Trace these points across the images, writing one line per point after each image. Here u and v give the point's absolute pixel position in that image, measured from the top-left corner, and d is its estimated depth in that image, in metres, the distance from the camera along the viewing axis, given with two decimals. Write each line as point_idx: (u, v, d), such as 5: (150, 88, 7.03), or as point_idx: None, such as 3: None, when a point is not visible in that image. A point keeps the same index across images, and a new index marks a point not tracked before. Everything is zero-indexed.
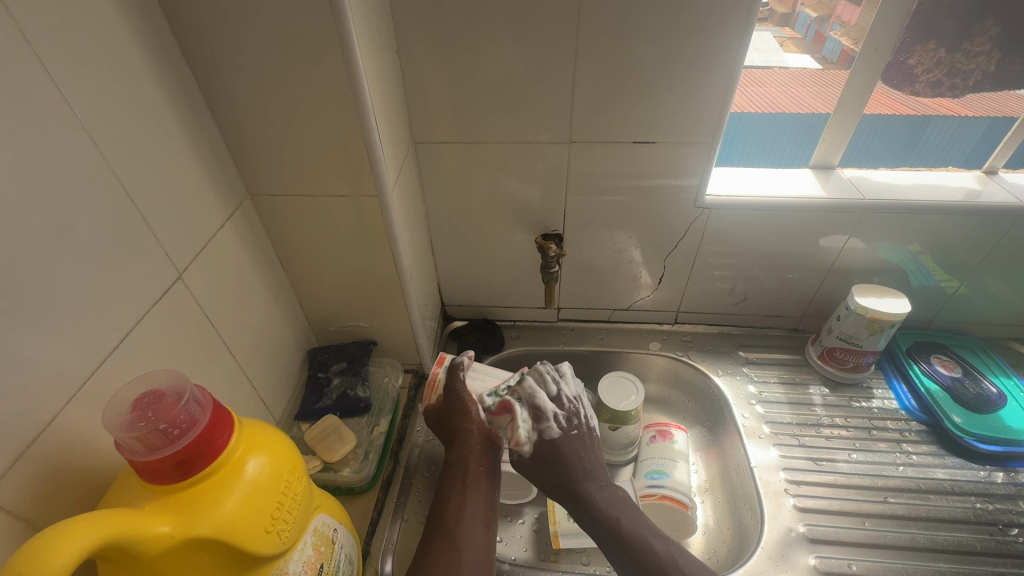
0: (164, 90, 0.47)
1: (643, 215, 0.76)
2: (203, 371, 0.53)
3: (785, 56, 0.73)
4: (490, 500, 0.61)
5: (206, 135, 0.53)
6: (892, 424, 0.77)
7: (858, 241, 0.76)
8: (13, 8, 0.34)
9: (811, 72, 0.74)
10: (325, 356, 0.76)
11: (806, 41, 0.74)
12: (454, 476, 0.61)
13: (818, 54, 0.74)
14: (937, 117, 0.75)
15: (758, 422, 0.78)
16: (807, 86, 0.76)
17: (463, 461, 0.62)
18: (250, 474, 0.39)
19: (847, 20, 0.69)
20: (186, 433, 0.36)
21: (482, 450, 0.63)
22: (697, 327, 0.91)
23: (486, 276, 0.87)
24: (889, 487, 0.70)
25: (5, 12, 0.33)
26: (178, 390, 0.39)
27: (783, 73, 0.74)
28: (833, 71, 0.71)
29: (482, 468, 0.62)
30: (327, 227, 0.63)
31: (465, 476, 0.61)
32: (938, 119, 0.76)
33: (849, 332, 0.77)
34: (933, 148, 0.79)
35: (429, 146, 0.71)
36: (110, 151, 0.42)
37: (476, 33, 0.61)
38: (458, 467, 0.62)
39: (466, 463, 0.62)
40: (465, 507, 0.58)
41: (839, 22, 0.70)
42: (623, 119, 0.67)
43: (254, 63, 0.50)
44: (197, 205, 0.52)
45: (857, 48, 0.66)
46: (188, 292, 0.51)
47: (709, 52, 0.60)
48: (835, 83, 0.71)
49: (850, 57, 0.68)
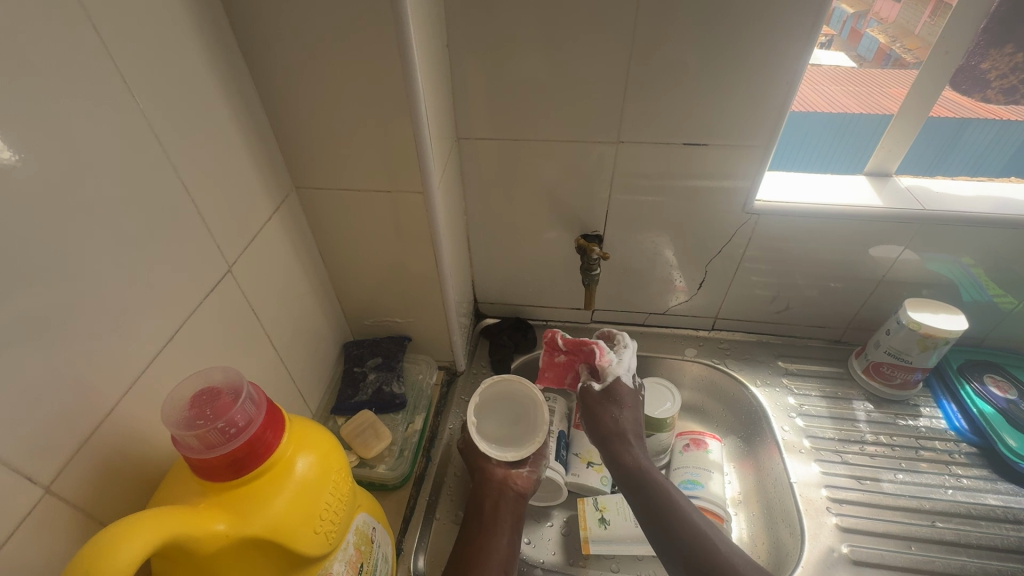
0: (221, 84, 0.47)
1: (686, 218, 0.74)
2: (246, 363, 0.53)
3: (821, 53, 0.70)
4: (511, 550, 0.60)
5: (257, 127, 0.53)
6: (941, 444, 0.74)
7: (912, 253, 0.73)
8: (90, 8, 0.34)
9: (845, 70, 0.72)
10: (360, 350, 0.75)
11: (842, 38, 0.70)
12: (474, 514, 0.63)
13: (852, 51, 0.71)
14: (976, 120, 0.69)
15: (798, 436, 0.75)
16: (840, 84, 0.72)
17: (479, 505, 0.63)
18: (300, 473, 0.39)
19: (885, 17, 0.68)
20: (242, 432, 0.36)
21: (501, 495, 0.64)
22: (735, 334, 0.89)
23: (520, 273, 0.86)
24: (936, 510, 0.67)
25: (82, 13, 0.34)
26: (234, 388, 0.38)
27: (817, 68, 0.71)
28: (870, 69, 0.71)
29: (501, 512, 0.62)
30: (370, 222, 0.63)
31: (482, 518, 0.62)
32: (976, 123, 0.69)
33: (898, 346, 0.74)
34: (967, 153, 0.73)
35: (471, 142, 0.70)
36: (171, 144, 0.42)
37: (527, 29, 0.59)
38: (474, 511, 0.63)
39: (480, 508, 0.63)
40: (483, 544, 0.60)
41: (876, 19, 0.68)
42: (674, 121, 0.64)
43: (306, 58, 0.49)
44: (249, 199, 0.52)
45: (895, 47, 0.67)
46: (236, 285, 0.51)
47: (770, 49, 0.58)
48: (875, 84, 0.70)
49: (888, 56, 0.68)
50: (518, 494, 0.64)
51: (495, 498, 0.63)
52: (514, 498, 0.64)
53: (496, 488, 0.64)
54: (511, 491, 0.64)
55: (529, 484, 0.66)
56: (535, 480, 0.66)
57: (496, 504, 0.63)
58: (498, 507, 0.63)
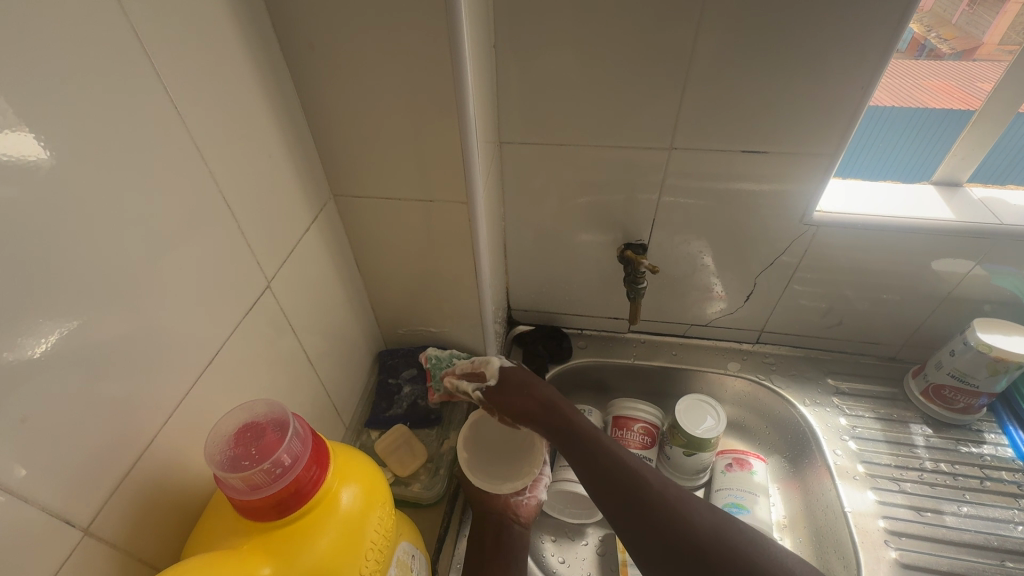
0: (263, 92, 0.45)
1: (738, 228, 0.70)
2: (283, 380, 0.51)
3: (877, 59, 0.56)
4: None
5: (297, 134, 0.50)
6: (1008, 475, 0.69)
7: (983, 270, 0.68)
8: (132, 18, 0.32)
9: None
10: (394, 360, 0.73)
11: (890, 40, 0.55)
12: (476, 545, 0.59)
13: None
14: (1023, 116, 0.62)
15: (852, 461, 0.71)
16: None
17: (481, 535, 0.59)
18: (344, 509, 0.36)
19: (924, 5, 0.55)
20: (287, 472, 0.34)
21: (504, 525, 0.59)
22: (781, 348, 0.85)
23: (557, 281, 0.83)
24: (1005, 548, 0.63)
25: (124, 23, 0.31)
26: (279, 422, 0.36)
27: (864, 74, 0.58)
28: (901, 60, 0.60)
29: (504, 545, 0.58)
30: (409, 230, 0.60)
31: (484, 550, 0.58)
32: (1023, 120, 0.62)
33: (964, 369, 0.69)
34: (1016, 151, 0.66)
35: (513, 147, 0.67)
36: (212, 158, 0.40)
37: (580, 29, 0.55)
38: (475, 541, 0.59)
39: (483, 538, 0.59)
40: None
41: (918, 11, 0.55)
42: (732, 127, 0.60)
43: (350, 62, 0.47)
44: (288, 210, 0.50)
45: (932, 36, 0.59)
46: (274, 301, 0.49)
47: (844, 52, 0.53)
48: (902, 75, 0.62)
49: (923, 47, 0.60)
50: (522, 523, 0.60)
51: (497, 529, 0.59)
52: (518, 529, 0.60)
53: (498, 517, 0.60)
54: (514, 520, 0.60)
55: (530, 512, 0.61)
56: (535, 507, 0.61)
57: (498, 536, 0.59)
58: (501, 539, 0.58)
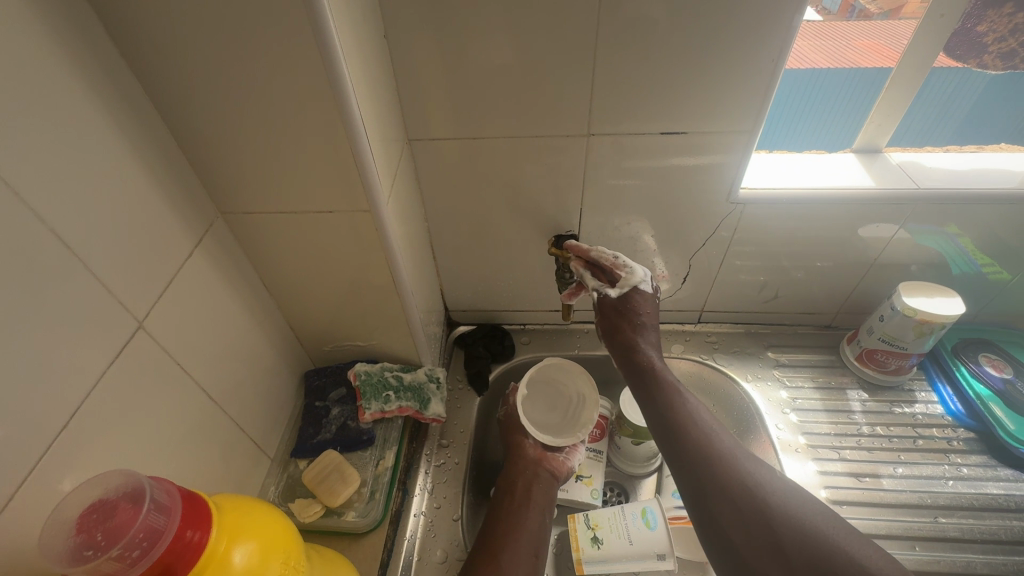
0: (105, 108, 0.39)
1: (666, 211, 0.68)
2: (177, 425, 0.46)
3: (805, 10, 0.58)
4: (541, 532, 0.59)
5: (163, 152, 0.45)
6: (939, 431, 0.71)
7: (907, 233, 0.68)
8: None
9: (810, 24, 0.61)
10: (322, 380, 0.69)
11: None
12: (502, 498, 0.62)
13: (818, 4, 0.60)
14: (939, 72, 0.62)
15: (794, 434, 0.73)
16: (806, 37, 0.64)
17: (511, 486, 0.63)
18: (237, 570, 0.33)
19: None
20: (156, 545, 0.30)
21: (534, 479, 0.64)
22: (722, 326, 0.85)
23: (492, 279, 0.80)
24: (938, 504, 0.65)
25: None
26: (134, 493, 0.31)
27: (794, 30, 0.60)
28: (835, 22, 0.62)
29: (532, 494, 0.62)
30: (313, 245, 0.55)
31: (512, 501, 0.61)
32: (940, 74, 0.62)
33: (893, 333, 0.70)
34: (935, 107, 0.66)
35: (425, 144, 0.62)
36: (38, 193, 0.34)
37: (475, 15, 0.51)
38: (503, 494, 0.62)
39: (511, 490, 0.62)
40: (512, 526, 0.58)
41: None
42: (648, 108, 0.58)
43: (209, 66, 0.41)
44: (159, 238, 0.44)
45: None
46: (153, 341, 0.44)
47: (750, 24, 0.51)
48: (834, 38, 0.63)
49: (854, 8, 0.61)
50: (552, 478, 0.65)
51: (527, 481, 0.63)
52: (547, 482, 0.64)
53: (532, 470, 0.64)
54: (545, 475, 0.65)
55: (563, 468, 0.66)
56: (570, 465, 0.66)
57: (527, 487, 0.63)
58: (529, 490, 0.62)
